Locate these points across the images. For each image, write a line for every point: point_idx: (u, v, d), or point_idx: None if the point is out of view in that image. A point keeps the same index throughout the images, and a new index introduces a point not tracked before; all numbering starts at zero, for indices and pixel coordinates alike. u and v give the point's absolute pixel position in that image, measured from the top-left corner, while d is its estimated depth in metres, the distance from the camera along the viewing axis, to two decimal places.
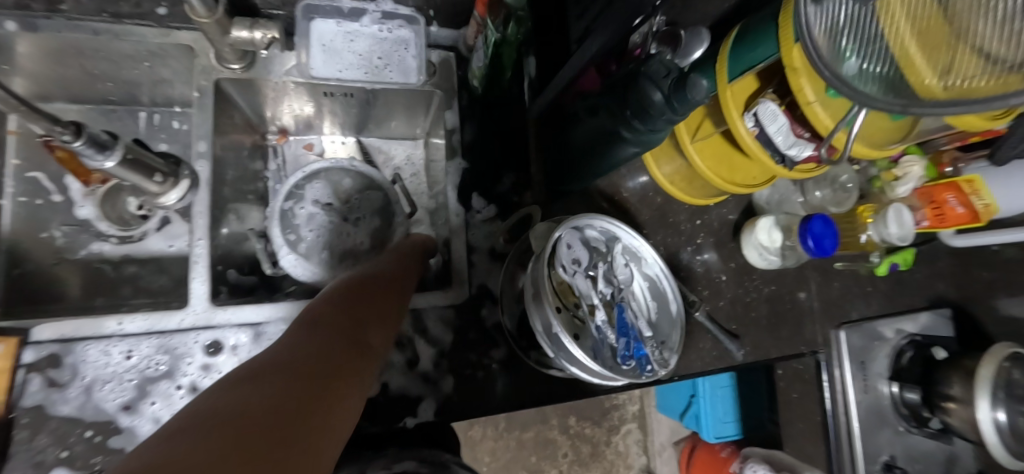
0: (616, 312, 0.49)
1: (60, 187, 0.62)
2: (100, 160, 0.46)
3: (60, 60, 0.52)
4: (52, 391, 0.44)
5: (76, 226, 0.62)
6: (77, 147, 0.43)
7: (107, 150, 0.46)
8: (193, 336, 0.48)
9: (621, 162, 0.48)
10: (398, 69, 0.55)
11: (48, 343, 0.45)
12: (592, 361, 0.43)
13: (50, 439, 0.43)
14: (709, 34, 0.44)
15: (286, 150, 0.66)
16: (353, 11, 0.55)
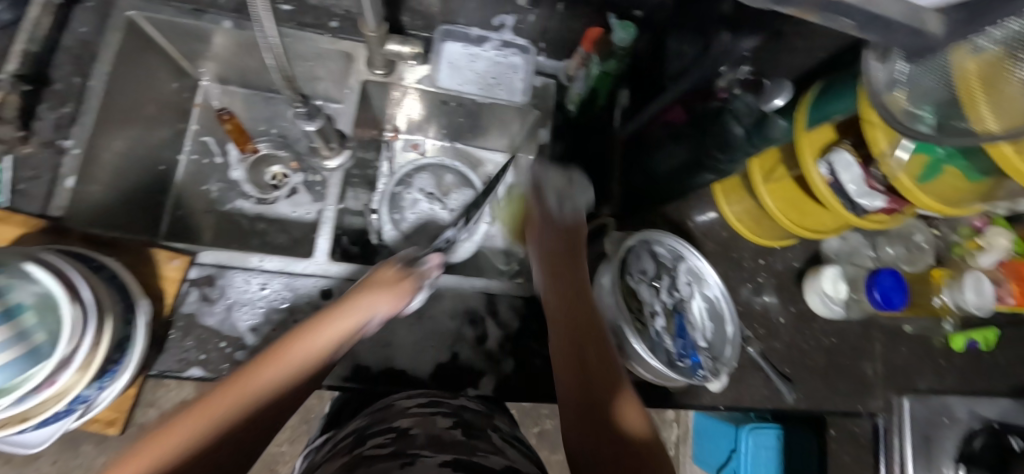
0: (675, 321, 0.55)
1: (222, 152, 0.77)
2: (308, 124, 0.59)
3: (249, 52, 0.69)
4: (204, 304, 0.55)
5: (227, 185, 0.75)
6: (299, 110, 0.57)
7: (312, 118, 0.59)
8: (312, 281, 0.58)
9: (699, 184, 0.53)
10: (507, 89, 0.65)
11: (208, 266, 0.56)
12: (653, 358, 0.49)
13: (195, 342, 0.53)
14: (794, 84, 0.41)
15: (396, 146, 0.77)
16: (478, 38, 0.66)
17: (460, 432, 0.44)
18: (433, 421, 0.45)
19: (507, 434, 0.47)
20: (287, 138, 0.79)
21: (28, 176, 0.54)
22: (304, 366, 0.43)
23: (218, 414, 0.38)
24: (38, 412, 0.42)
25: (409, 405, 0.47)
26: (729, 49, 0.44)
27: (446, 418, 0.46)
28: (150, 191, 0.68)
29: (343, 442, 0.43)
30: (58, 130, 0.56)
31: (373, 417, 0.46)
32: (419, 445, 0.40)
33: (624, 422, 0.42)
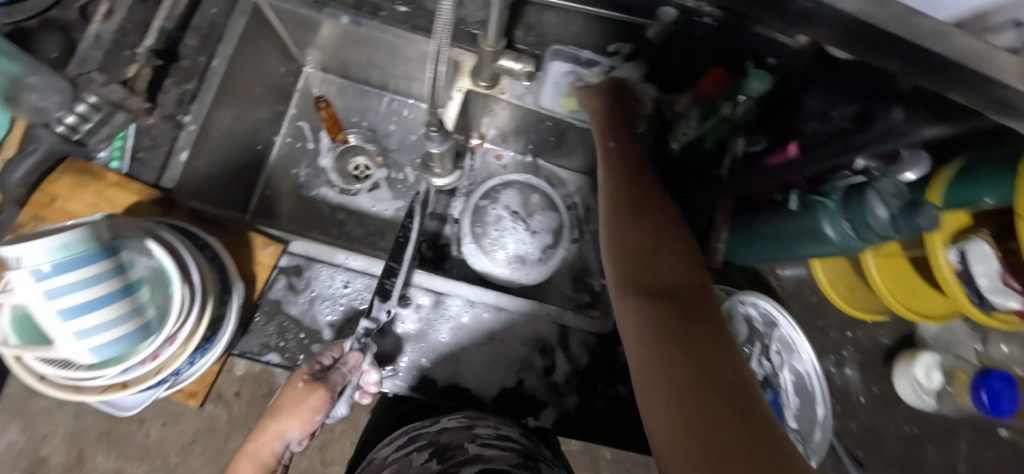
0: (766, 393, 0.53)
1: (314, 138, 0.78)
2: (433, 145, 0.53)
3: (358, 46, 0.69)
4: (290, 293, 0.56)
5: (315, 170, 0.77)
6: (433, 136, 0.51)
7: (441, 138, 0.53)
8: (392, 286, 0.58)
9: (810, 250, 0.49)
10: None
11: (298, 256, 0.57)
12: None
13: (276, 329, 0.55)
14: (928, 158, 0.44)
15: (480, 155, 0.77)
16: (588, 61, 0.61)
17: (435, 461, 0.47)
18: (409, 460, 0.49)
19: (490, 436, 0.50)
20: (375, 132, 0.80)
21: (147, 146, 0.56)
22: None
23: None
24: (138, 381, 0.44)
25: (387, 456, 0.52)
26: (897, 132, 0.37)
27: (422, 452, 0.49)
28: (246, 169, 0.70)
29: None
30: (178, 105, 0.58)
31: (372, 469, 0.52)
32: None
33: (673, 269, 0.41)
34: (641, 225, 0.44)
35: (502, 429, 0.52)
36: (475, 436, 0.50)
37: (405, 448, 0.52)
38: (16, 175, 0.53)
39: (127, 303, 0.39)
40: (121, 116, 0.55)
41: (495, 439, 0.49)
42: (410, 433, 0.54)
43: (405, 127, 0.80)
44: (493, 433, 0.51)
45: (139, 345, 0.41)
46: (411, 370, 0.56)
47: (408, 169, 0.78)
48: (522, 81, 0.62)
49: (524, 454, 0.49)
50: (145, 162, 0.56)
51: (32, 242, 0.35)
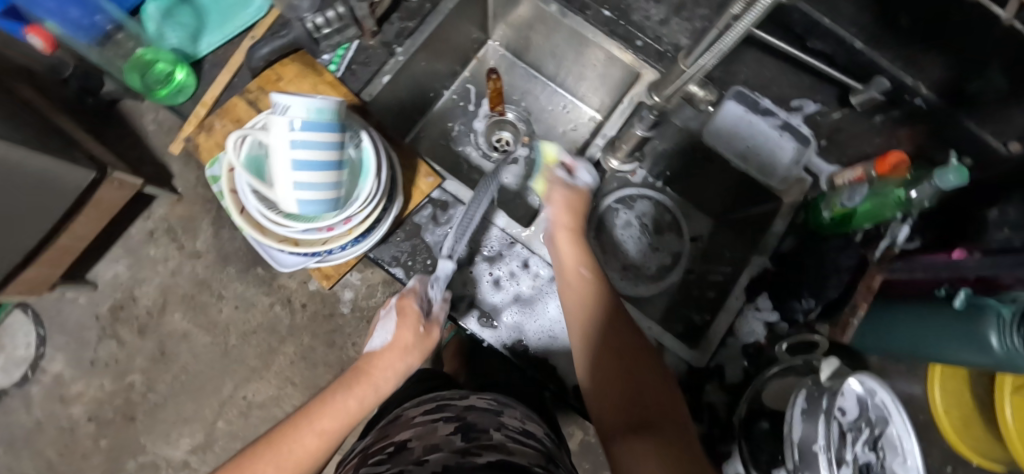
0: None
1: (476, 102, 0.85)
2: (640, 128, 0.60)
3: (551, 34, 0.74)
4: (432, 223, 0.60)
5: (467, 129, 0.84)
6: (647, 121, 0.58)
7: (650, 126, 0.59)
8: (517, 250, 0.61)
9: (953, 351, 0.46)
10: (765, 166, 0.64)
11: (449, 194, 0.62)
12: None
13: (409, 248, 0.60)
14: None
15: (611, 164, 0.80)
16: (763, 110, 0.64)
17: (458, 437, 0.42)
18: (434, 429, 0.45)
19: (514, 430, 0.46)
20: (530, 116, 0.85)
21: (360, 61, 0.64)
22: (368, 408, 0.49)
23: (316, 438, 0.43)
24: (307, 245, 0.51)
25: (414, 416, 0.49)
26: None
27: (447, 424, 0.46)
28: (415, 109, 0.77)
29: (350, 462, 0.46)
30: (396, 37, 0.65)
31: (384, 428, 0.49)
32: (412, 458, 0.39)
33: (641, 370, 0.46)
34: (599, 335, 0.48)
35: (527, 425, 0.49)
36: (500, 425, 0.46)
37: (433, 417, 0.48)
38: (260, 52, 0.63)
39: (339, 175, 0.46)
40: (353, 31, 0.63)
41: (518, 434, 0.44)
42: (439, 401, 0.52)
43: (557, 118, 0.85)
44: (519, 427, 0.47)
45: (325, 214, 0.47)
46: (512, 330, 0.59)
47: None
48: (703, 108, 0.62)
49: (546, 455, 0.43)
50: (355, 74, 0.64)
51: (300, 97, 0.41)
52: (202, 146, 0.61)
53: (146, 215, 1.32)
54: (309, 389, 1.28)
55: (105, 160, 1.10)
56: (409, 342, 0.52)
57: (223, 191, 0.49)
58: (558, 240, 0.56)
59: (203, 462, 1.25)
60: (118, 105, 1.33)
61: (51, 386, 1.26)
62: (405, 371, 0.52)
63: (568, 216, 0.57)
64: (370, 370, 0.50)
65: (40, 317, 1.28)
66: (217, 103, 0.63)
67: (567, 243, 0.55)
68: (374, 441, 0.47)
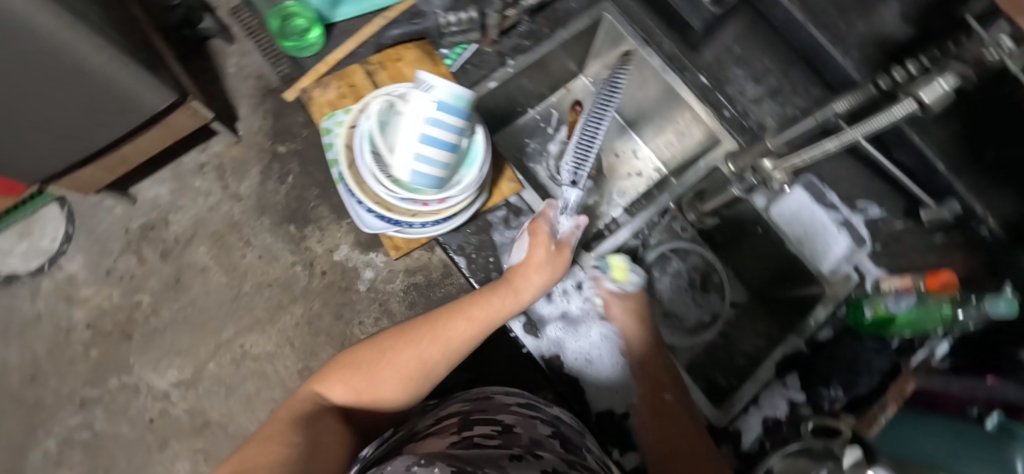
0: None
1: (555, 126, 0.89)
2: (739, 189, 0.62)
3: (644, 84, 0.79)
4: (503, 225, 0.64)
5: (540, 149, 0.88)
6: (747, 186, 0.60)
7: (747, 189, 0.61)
8: (575, 271, 0.63)
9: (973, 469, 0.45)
10: (817, 254, 0.68)
11: (524, 201, 0.64)
12: None
13: (476, 243, 0.63)
14: None
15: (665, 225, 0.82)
16: (830, 204, 0.70)
17: (557, 442, 0.48)
18: (533, 426, 0.50)
19: (598, 456, 0.50)
20: (600, 152, 0.89)
21: (475, 63, 0.69)
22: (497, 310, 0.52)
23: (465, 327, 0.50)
24: (396, 212, 0.53)
25: (510, 403, 0.55)
26: None
27: (543, 425, 0.51)
28: (503, 118, 0.82)
29: (451, 421, 0.51)
30: (511, 50, 0.70)
31: (474, 407, 0.54)
32: (521, 444, 0.44)
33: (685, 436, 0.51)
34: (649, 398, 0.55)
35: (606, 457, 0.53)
36: (586, 445, 0.51)
37: (526, 414, 0.54)
38: (389, 33, 0.68)
39: (454, 159, 0.49)
40: (476, 35, 0.68)
41: (604, 462, 0.49)
42: (527, 399, 0.58)
43: (625, 160, 0.89)
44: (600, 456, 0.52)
45: (427, 189, 0.50)
46: (552, 345, 0.61)
47: (606, 193, 0.88)
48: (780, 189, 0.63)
49: None
50: (467, 73, 0.69)
51: (445, 81, 0.45)
52: (314, 100, 0.65)
53: (202, 148, 1.37)
54: (305, 355, 1.29)
55: (188, 88, 1.15)
56: (535, 257, 0.57)
57: (338, 144, 0.53)
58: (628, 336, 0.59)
59: (183, 398, 1.25)
60: (209, 42, 1.40)
61: (62, 284, 1.27)
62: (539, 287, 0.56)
63: (636, 325, 0.59)
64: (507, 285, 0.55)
65: (74, 216, 1.31)
66: (337, 66, 0.67)
67: (632, 325, 0.59)
68: (470, 411, 0.53)
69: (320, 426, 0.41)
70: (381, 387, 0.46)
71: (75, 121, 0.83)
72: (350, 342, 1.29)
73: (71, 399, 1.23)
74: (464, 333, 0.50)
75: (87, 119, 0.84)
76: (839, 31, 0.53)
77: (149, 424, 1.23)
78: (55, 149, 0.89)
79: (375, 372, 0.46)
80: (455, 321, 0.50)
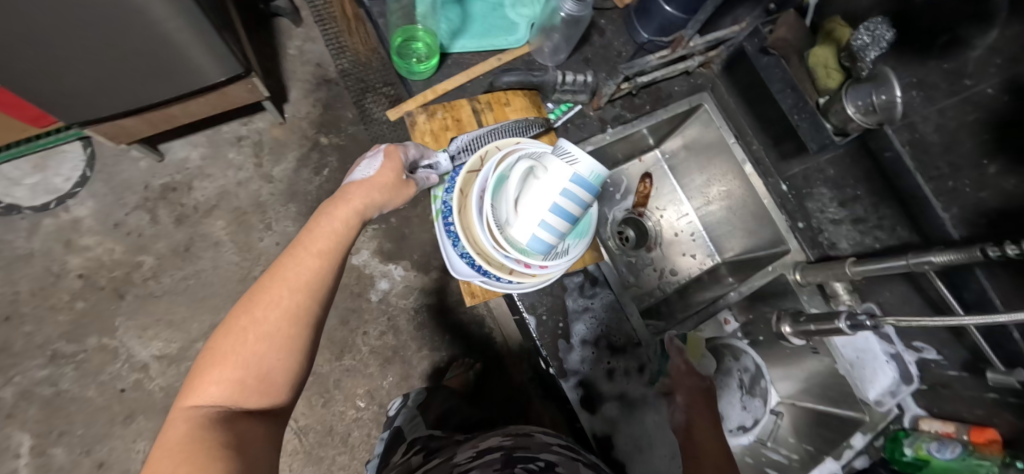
0: None
1: (623, 194, 0.90)
2: (844, 322, 0.59)
3: (722, 176, 0.82)
4: (578, 291, 0.63)
5: (604, 213, 0.89)
6: (845, 321, 0.59)
7: (853, 325, 0.59)
8: (639, 353, 0.62)
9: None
10: (870, 384, 0.69)
11: (603, 273, 0.64)
12: None
13: (548, 304, 0.62)
14: None
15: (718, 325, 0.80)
16: (883, 335, 0.72)
17: None
18: (577, 469, 0.52)
19: None
20: (660, 229, 0.89)
21: (576, 124, 0.71)
22: (344, 211, 0.48)
23: (322, 246, 0.45)
24: (495, 267, 0.52)
25: (552, 443, 0.57)
26: None
27: (584, 468, 0.53)
28: None
29: (495, 453, 0.53)
30: (613, 119, 0.73)
31: (517, 443, 0.56)
32: None
33: None
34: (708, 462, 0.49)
35: None
36: None
37: (567, 455, 0.55)
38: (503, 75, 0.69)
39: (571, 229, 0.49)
40: (584, 98, 0.70)
41: None
42: (569, 442, 0.59)
43: (682, 242, 0.89)
44: None
45: (535, 252, 0.50)
46: (606, 424, 0.59)
47: (660, 269, 0.88)
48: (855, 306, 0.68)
49: None
50: (568, 132, 0.70)
51: (591, 157, 0.44)
52: (417, 125, 0.64)
53: (245, 121, 1.34)
54: None
55: (252, 63, 1.13)
56: (381, 175, 0.52)
57: (453, 188, 0.53)
58: (694, 409, 0.57)
59: (162, 374, 1.17)
60: (277, 19, 1.38)
61: (64, 226, 1.21)
62: (382, 199, 0.52)
63: (707, 407, 0.58)
64: (346, 192, 0.50)
65: (95, 159, 1.25)
66: (445, 96, 0.68)
67: (704, 410, 0.57)
68: (513, 447, 0.55)
69: (223, 436, 0.35)
70: (262, 367, 0.39)
71: (135, 61, 0.81)
72: (350, 350, 1.25)
73: (43, 349, 1.15)
74: (326, 230, 0.46)
75: (150, 58, 0.81)
76: (945, 185, 0.55)
77: (119, 394, 1.15)
78: (102, 82, 0.84)
79: (237, 352, 0.39)
80: (311, 244, 0.44)
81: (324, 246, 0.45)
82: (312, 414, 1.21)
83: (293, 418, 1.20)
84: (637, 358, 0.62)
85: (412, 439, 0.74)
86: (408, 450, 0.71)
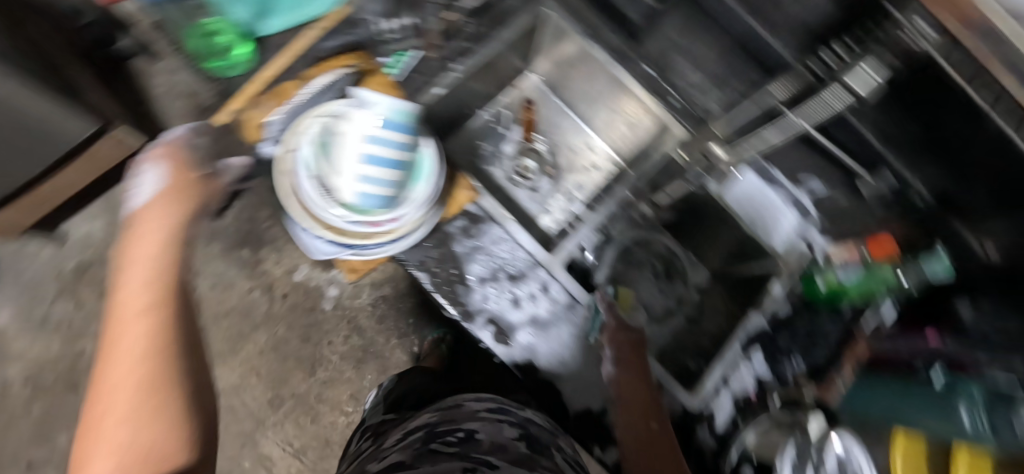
0: None
1: (509, 127, 0.88)
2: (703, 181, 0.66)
3: (591, 78, 0.80)
4: (462, 235, 0.62)
5: (496, 151, 0.86)
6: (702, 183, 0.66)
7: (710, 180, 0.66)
8: (538, 274, 0.62)
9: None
10: (769, 231, 0.71)
11: (480, 210, 0.62)
12: None
13: (436, 255, 0.62)
14: None
15: None
16: (779, 183, 0.72)
17: (524, 445, 0.49)
18: (501, 429, 0.51)
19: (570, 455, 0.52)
20: (555, 149, 0.88)
21: (419, 70, 0.64)
22: (155, 226, 0.48)
23: (150, 301, 0.39)
24: (348, 236, 0.51)
25: (478, 409, 0.55)
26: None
27: (512, 428, 0.52)
28: (452, 124, 0.80)
29: (416, 435, 0.51)
30: (452, 53, 0.67)
31: (443, 417, 0.54)
32: (480, 450, 0.46)
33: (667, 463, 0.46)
34: (632, 424, 0.50)
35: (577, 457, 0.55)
36: (560, 448, 0.52)
37: (495, 418, 0.54)
38: (327, 44, 0.66)
39: (395, 173, 0.53)
40: (416, 42, 0.67)
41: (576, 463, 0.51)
42: (500, 402, 0.58)
43: (579, 156, 0.88)
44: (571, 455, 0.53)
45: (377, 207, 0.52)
46: (524, 350, 0.61)
47: (567, 189, 0.87)
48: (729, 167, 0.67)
49: None
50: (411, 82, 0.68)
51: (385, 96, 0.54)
52: (248, 124, 0.63)
53: None
54: (275, 383, 1.24)
55: None
56: (179, 183, 0.54)
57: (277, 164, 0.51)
58: (630, 368, 0.55)
59: None
60: None
61: None
62: (179, 208, 0.51)
63: (637, 360, 0.57)
64: (145, 214, 0.49)
65: None
66: (273, 83, 0.65)
67: (635, 364, 0.56)
68: (438, 422, 0.53)
69: None
70: (147, 438, 0.31)
71: None
72: (320, 363, 1.25)
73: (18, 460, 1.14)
74: (146, 282, 0.41)
75: None
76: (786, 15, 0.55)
77: None
78: None
79: (106, 442, 0.30)
80: (132, 307, 0.38)
81: (150, 301, 0.39)
82: (304, 434, 1.23)
83: (288, 442, 1.23)
84: (534, 279, 0.62)
85: (366, 426, 0.75)
86: (361, 436, 0.71)
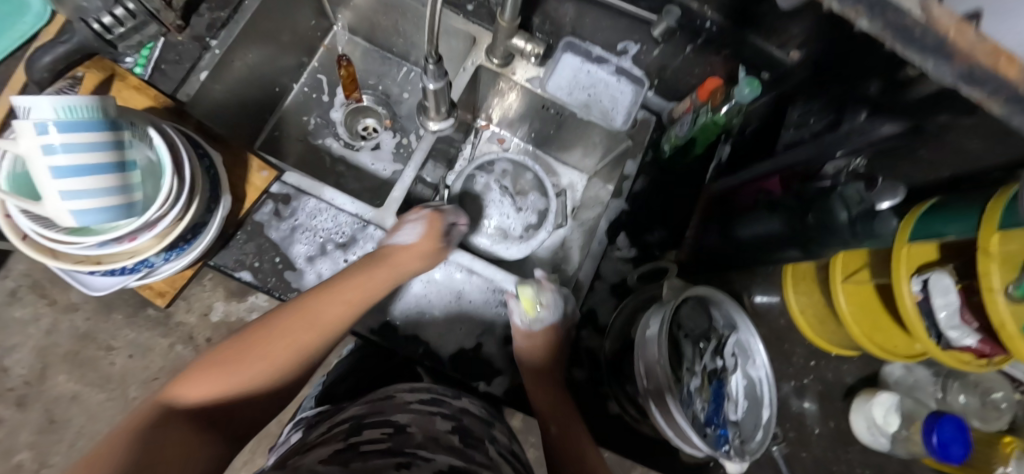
0: (713, 388, 0.52)
1: (331, 92, 0.80)
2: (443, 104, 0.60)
3: (385, 10, 0.73)
4: (274, 218, 0.58)
5: (325, 122, 0.79)
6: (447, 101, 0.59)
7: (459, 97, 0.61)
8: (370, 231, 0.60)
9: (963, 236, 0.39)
10: (603, 112, 0.65)
11: (288, 186, 0.59)
12: (690, 432, 0.45)
13: (253, 249, 0.57)
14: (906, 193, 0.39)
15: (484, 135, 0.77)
16: (598, 58, 0.65)
17: (459, 438, 0.46)
18: (432, 421, 0.47)
19: (505, 445, 0.50)
20: (388, 98, 0.82)
21: (170, 60, 0.60)
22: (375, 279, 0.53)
23: (356, 304, 0.52)
24: (111, 260, 0.45)
25: (411, 401, 0.50)
26: (864, 133, 0.44)
27: (445, 420, 0.48)
28: (258, 108, 0.72)
29: (341, 427, 0.45)
30: (208, 29, 0.61)
31: (369, 408, 0.48)
32: (413, 444, 0.42)
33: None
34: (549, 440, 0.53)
35: (514, 444, 0.52)
36: (494, 437, 0.50)
37: (428, 410, 0.49)
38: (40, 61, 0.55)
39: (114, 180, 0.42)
40: (153, 28, 0.58)
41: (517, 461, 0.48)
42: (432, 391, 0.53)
43: (417, 98, 0.82)
44: (508, 444, 0.51)
45: (123, 221, 0.43)
46: (377, 315, 0.58)
47: (413, 136, 0.81)
48: (534, 63, 0.65)
49: None
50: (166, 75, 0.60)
51: (43, 97, 0.38)
52: None
53: None
54: None
55: None
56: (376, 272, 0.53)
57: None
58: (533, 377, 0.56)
59: None
60: None
61: None
62: (420, 269, 0.56)
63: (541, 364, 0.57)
64: (395, 254, 0.55)
65: None
66: None
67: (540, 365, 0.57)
68: (364, 413, 0.47)
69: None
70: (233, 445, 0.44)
71: None
72: None
73: None
74: (357, 285, 0.52)
75: None
76: None
77: None
78: None
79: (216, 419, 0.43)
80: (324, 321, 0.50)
81: (355, 294, 0.52)
82: None
83: None
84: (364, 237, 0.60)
85: None
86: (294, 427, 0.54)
